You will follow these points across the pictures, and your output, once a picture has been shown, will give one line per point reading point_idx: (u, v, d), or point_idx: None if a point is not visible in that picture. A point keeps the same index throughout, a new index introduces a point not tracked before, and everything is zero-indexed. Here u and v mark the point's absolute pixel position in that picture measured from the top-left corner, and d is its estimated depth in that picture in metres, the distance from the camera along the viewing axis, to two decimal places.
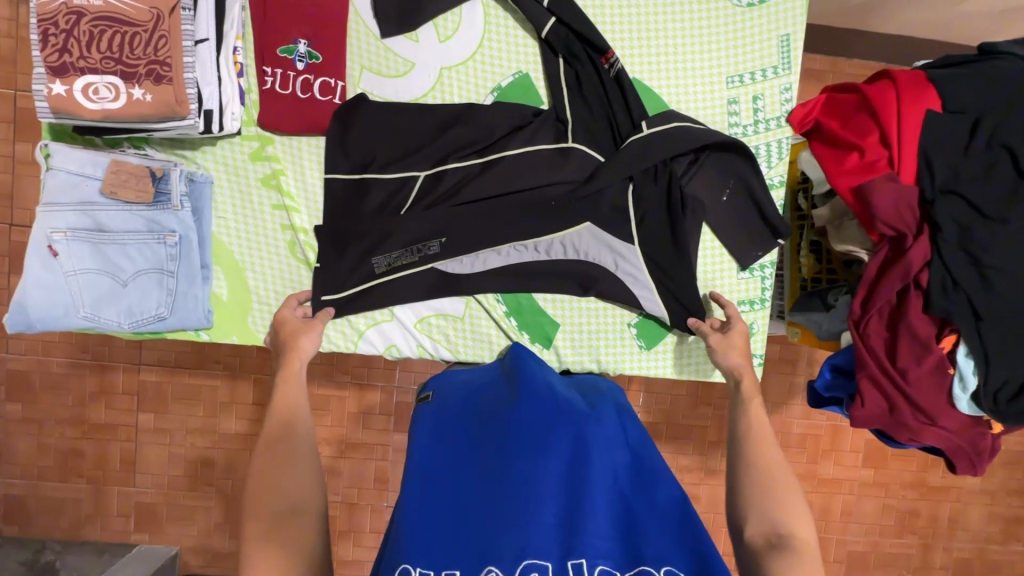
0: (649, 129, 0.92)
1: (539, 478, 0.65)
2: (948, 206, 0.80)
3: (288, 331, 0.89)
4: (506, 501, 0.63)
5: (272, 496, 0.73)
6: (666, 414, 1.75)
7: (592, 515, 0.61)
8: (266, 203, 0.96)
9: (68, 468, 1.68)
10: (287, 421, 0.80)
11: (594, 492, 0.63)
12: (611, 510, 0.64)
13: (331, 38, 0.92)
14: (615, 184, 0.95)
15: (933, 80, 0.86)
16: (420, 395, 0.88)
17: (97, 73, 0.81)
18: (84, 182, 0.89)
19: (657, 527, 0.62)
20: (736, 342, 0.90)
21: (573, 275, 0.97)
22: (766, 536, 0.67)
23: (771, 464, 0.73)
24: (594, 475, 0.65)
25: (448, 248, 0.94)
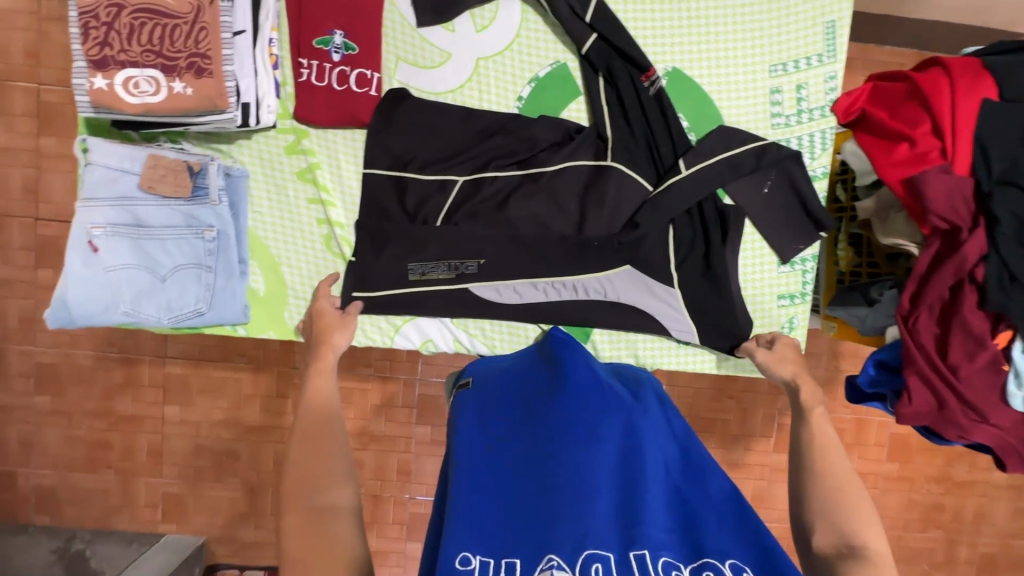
0: (685, 168, 0.91)
1: (594, 468, 0.63)
2: (1006, 197, 0.78)
3: (323, 325, 0.89)
4: (562, 489, 0.61)
5: (309, 493, 0.71)
6: (688, 407, 1.75)
7: (650, 505, 0.60)
8: (302, 197, 0.96)
9: (97, 459, 1.70)
10: (325, 413, 0.79)
11: (649, 482, 0.63)
12: (666, 501, 0.63)
13: (366, 30, 0.91)
14: (657, 231, 0.95)
15: (989, 67, 0.83)
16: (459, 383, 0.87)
17: (137, 66, 0.80)
18: (123, 177, 0.89)
19: (714, 517, 0.60)
20: (785, 354, 0.90)
21: (608, 315, 0.95)
22: (837, 547, 0.66)
23: (839, 475, 0.71)
24: (647, 465, 0.64)
25: (486, 272, 0.94)
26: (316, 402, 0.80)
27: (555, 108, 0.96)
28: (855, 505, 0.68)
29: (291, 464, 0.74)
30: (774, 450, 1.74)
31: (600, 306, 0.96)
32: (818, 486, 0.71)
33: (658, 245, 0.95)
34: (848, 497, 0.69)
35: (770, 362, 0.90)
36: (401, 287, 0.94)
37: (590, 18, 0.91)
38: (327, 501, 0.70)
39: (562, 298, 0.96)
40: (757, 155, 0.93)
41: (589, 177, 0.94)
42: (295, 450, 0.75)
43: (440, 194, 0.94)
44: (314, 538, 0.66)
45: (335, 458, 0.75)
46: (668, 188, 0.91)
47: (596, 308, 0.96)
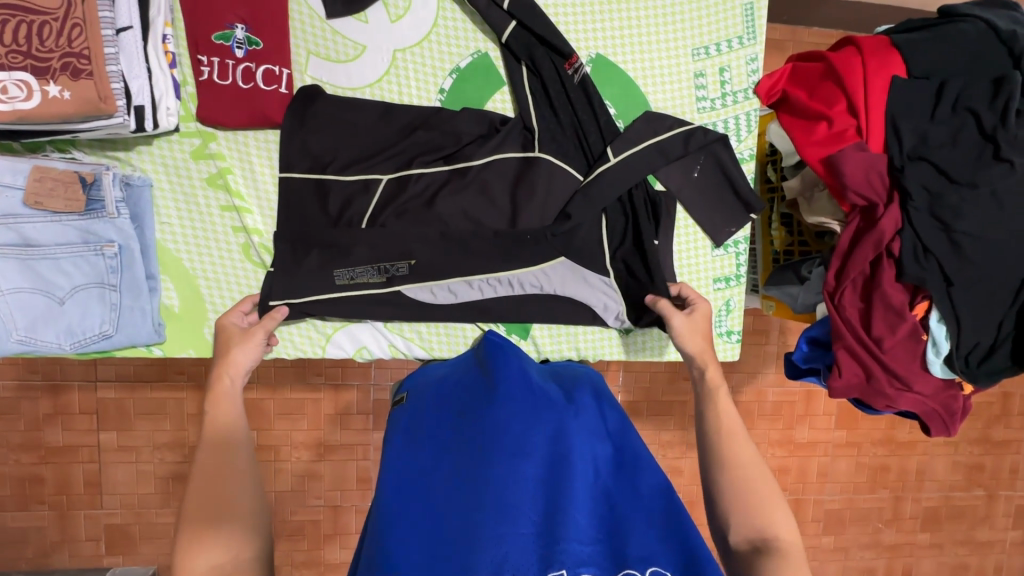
0: (615, 155, 0.90)
1: (518, 482, 0.61)
2: (916, 172, 0.80)
3: (223, 341, 0.80)
4: (483, 510, 0.59)
5: (208, 547, 0.62)
6: (646, 392, 1.78)
7: (574, 518, 0.58)
8: (214, 205, 0.89)
9: (28, 495, 1.58)
10: (229, 442, 0.71)
11: (576, 493, 0.60)
12: (593, 511, 0.60)
13: (269, 23, 0.85)
14: (589, 220, 0.92)
15: (897, 45, 0.85)
16: (396, 397, 0.84)
17: (3, 70, 0.73)
18: (4, 193, 0.80)
19: (641, 524, 0.59)
20: (699, 325, 0.86)
21: (543, 308, 0.94)
22: (751, 540, 0.66)
23: (747, 459, 0.71)
24: (575, 475, 0.62)
25: (418, 273, 0.90)
26: (220, 432, 0.71)
27: (478, 101, 0.93)
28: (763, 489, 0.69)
29: (188, 502, 0.65)
30: None
31: (537, 299, 0.94)
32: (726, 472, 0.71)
33: (593, 234, 0.93)
34: (757, 484, 0.69)
35: (687, 331, 0.85)
36: (328, 293, 0.89)
37: (508, 5, 0.88)
38: (234, 552, 0.62)
39: (499, 294, 0.93)
40: (685, 140, 0.93)
41: (517, 170, 0.91)
42: (194, 488, 0.66)
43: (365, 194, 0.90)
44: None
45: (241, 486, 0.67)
46: (599, 176, 0.90)
47: (533, 302, 0.94)
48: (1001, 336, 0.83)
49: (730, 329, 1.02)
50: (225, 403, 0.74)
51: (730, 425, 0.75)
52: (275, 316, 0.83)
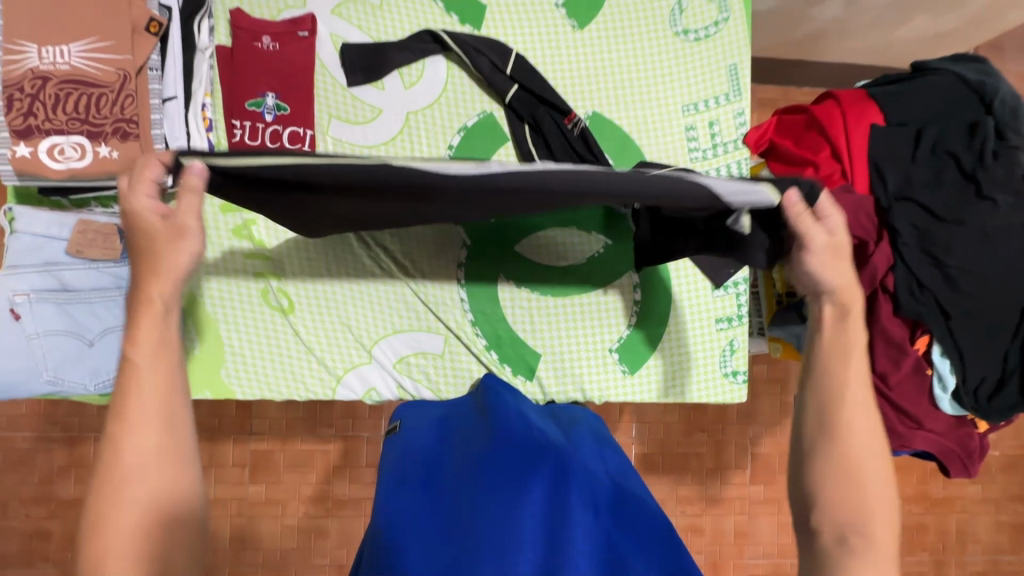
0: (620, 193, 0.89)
1: (518, 518, 0.60)
2: (903, 211, 0.83)
3: (146, 234, 0.65)
4: (483, 549, 0.58)
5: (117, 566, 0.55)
6: (662, 443, 1.75)
7: (574, 554, 0.58)
8: (238, 254, 0.95)
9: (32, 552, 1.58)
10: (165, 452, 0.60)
11: (576, 530, 0.60)
12: (592, 541, 0.61)
13: (297, 91, 0.95)
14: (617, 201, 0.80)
15: (874, 97, 0.91)
16: (390, 425, 0.88)
17: (62, 134, 0.82)
18: (50, 244, 0.87)
19: (641, 560, 0.60)
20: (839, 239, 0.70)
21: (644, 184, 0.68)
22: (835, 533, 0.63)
23: (863, 441, 0.65)
24: (575, 512, 0.62)
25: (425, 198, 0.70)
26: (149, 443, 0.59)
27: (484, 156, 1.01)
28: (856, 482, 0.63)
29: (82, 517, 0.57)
30: (750, 482, 1.77)
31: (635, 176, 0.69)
32: (802, 461, 0.66)
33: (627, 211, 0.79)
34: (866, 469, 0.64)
35: (834, 259, 0.68)
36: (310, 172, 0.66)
37: (511, 71, 0.97)
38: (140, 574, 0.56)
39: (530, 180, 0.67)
40: None
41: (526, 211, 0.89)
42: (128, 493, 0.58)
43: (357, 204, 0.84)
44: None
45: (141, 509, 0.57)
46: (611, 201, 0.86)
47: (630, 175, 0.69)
48: (1008, 368, 0.82)
49: (735, 369, 1.02)
50: (156, 399, 0.61)
51: (851, 379, 0.67)
52: (190, 188, 0.66)
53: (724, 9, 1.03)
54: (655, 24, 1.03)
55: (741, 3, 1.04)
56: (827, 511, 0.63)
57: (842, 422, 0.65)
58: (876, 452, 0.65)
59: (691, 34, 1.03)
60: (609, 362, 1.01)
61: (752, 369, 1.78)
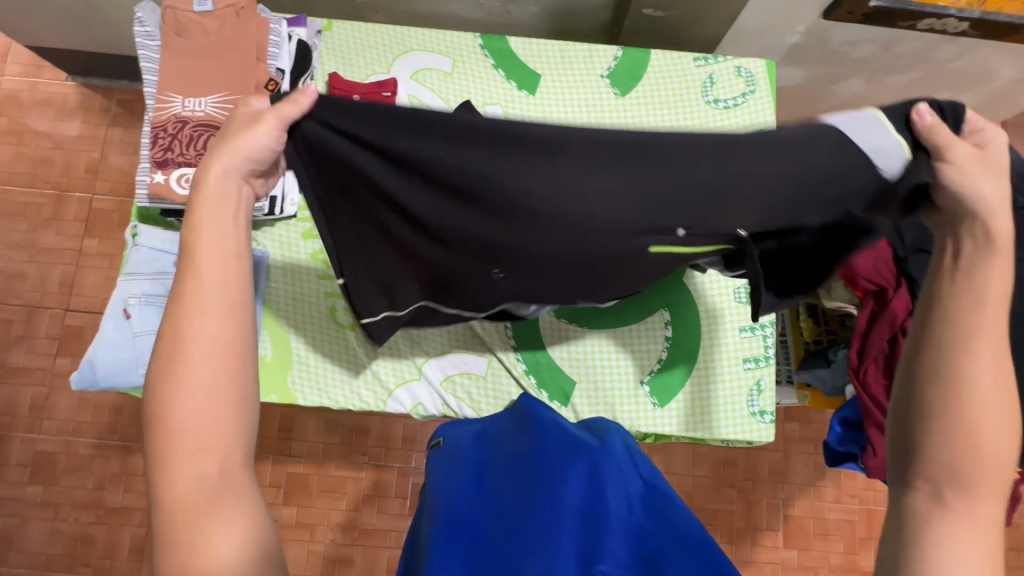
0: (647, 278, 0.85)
1: (557, 504, 0.66)
2: (920, 262, 0.90)
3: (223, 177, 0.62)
4: (525, 532, 0.64)
5: (197, 457, 0.54)
6: (689, 497, 1.73)
7: (609, 541, 0.63)
8: (313, 275, 1.09)
9: (77, 555, 1.72)
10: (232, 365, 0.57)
11: (611, 519, 0.65)
12: (632, 538, 0.65)
13: None
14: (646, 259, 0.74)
15: None
16: (431, 442, 0.94)
17: (192, 166, 0.97)
18: (161, 257, 1.03)
19: (676, 552, 0.63)
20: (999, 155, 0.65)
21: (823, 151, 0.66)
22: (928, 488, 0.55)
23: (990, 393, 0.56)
24: (609, 503, 0.67)
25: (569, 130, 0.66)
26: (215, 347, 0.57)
27: None
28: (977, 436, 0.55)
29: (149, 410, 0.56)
30: (781, 545, 1.72)
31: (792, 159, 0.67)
32: (916, 416, 0.58)
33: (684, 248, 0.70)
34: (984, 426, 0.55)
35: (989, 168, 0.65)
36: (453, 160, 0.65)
37: None
38: (222, 466, 0.55)
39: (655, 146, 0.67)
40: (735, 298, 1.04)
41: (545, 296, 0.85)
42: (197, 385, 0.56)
43: (467, 137, 0.66)
44: (190, 536, 0.53)
45: (207, 400, 0.55)
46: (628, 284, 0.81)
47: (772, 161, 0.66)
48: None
49: (763, 409, 1.06)
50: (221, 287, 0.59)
51: (985, 331, 0.57)
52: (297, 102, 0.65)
53: (751, 83, 1.18)
54: (688, 94, 1.18)
55: (766, 79, 1.18)
56: (930, 465, 0.56)
57: (970, 370, 0.56)
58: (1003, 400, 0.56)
59: (721, 103, 1.17)
60: (640, 393, 1.07)
61: (784, 427, 1.77)
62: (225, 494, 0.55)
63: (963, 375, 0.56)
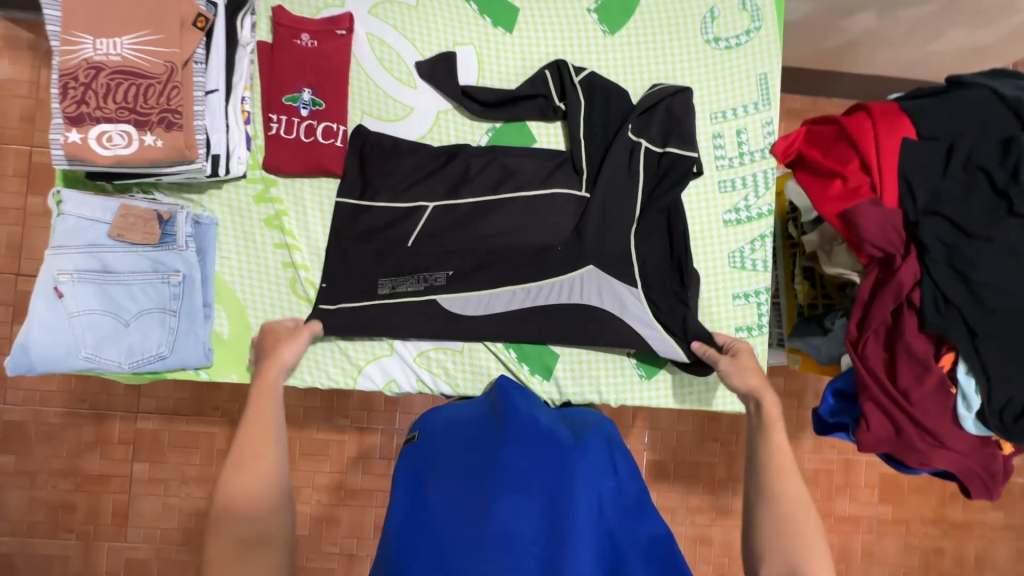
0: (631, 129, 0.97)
1: (522, 516, 0.70)
2: (932, 226, 0.82)
3: (273, 341, 0.91)
4: (488, 544, 0.68)
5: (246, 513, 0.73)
6: (673, 452, 1.74)
7: (576, 553, 0.67)
8: (268, 243, 0.99)
9: (58, 522, 1.70)
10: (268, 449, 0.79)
11: (578, 529, 0.69)
12: (595, 545, 0.70)
13: (334, 88, 0.98)
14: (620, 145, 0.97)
15: (907, 110, 0.89)
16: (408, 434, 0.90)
17: (112, 122, 0.84)
18: (94, 227, 0.91)
19: (637, 557, 0.71)
20: (748, 363, 0.91)
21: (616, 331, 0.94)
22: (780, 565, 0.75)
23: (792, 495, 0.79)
24: (576, 512, 0.70)
25: (506, 257, 0.97)
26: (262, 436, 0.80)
27: None
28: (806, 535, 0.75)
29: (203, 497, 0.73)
30: None
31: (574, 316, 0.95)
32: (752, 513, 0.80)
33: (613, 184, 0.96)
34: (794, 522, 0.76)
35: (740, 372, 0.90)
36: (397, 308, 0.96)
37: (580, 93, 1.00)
38: (257, 524, 0.73)
39: (590, 265, 0.95)
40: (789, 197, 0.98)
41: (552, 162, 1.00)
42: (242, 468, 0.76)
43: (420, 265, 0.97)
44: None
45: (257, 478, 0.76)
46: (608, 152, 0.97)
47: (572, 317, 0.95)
48: None
49: None
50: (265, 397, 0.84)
51: (777, 439, 0.84)
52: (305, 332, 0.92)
53: (756, 19, 1.04)
54: (686, 31, 1.04)
55: (774, 13, 1.04)
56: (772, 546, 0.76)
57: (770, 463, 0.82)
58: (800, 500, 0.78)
59: (722, 42, 1.04)
60: (626, 363, 1.01)
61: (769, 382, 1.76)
62: (263, 541, 0.73)
63: (772, 484, 0.80)
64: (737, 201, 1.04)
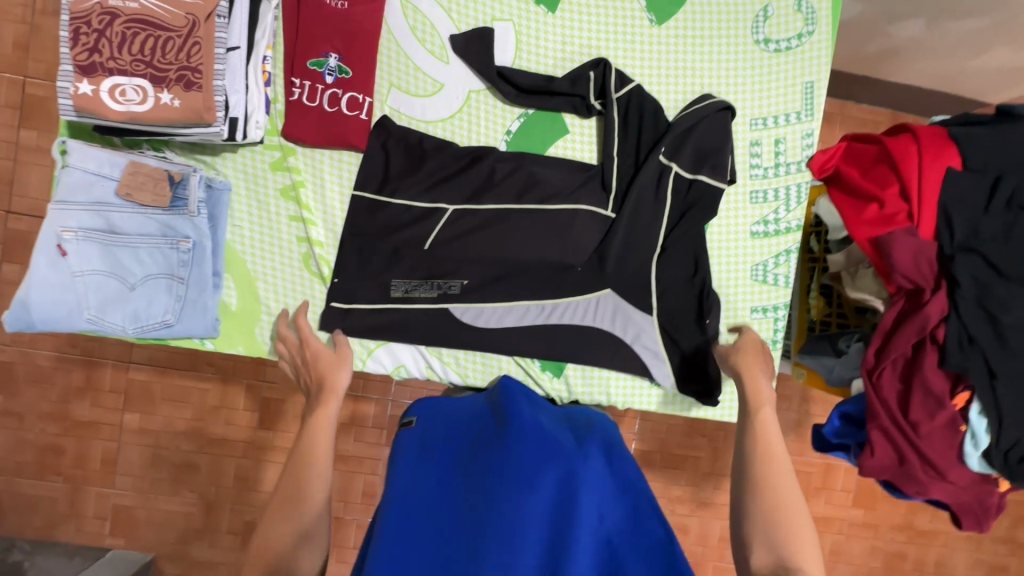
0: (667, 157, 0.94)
1: (522, 518, 0.66)
2: (967, 263, 0.80)
3: (323, 366, 0.87)
4: (486, 545, 0.65)
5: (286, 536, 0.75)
6: (661, 443, 1.78)
7: (577, 557, 0.64)
8: (283, 214, 0.95)
9: (46, 464, 1.69)
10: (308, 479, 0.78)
11: (580, 532, 0.65)
12: (595, 552, 0.66)
13: (362, 55, 0.92)
14: (653, 167, 0.94)
15: (955, 137, 0.86)
16: (403, 420, 0.86)
17: (125, 75, 0.79)
18: (100, 182, 0.86)
19: (638, 564, 0.66)
20: (748, 346, 0.92)
21: (625, 357, 0.97)
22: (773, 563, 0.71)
23: (782, 486, 0.75)
24: (580, 516, 0.66)
25: (527, 272, 0.97)
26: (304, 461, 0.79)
27: (542, 144, 0.99)
28: (796, 529, 0.72)
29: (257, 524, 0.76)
30: None
31: (587, 340, 0.97)
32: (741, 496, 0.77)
33: (642, 212, 0.96)
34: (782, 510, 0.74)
35: (738, 348, 0.92)
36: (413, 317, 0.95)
37: (619, 98, 0.96)
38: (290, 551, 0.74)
39: (609, 289, 0.97)
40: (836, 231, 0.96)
41: (580, 175, 0.98)
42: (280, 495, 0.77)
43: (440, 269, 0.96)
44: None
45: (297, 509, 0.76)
46: (639, 173, 0.95)
47: (586, 339, 0.97)
48: None
49: None
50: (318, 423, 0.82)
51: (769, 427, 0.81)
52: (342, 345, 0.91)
53: (810, 22, 0.99)
54: (736, 28, 0.99)
55: (830, 18, 0.99)
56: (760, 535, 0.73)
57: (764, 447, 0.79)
58: (791, 494, 0.75)
59: (772, 45, 0.99)
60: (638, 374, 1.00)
61: None
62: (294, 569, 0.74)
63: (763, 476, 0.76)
64: (767, 213, 1.02)
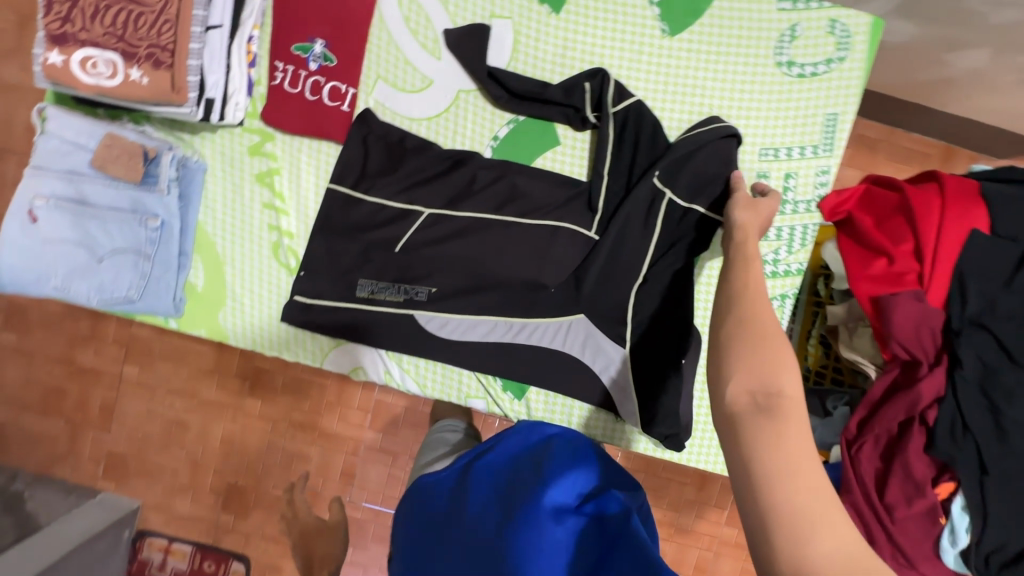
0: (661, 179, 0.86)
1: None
2: (973, 340, 0.71)
3: None
4: None
5: None
6: (647, 463, 1.72)
7: None
8: (257, 200, 0.93)
9: (51, 404, 1.77)
10: None
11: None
12: None
13: (349, 47, 0.89)
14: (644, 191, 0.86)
15: (986, 195, 0.76)
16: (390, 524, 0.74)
17: (97, 47, 0.79)
18: (78, 151, 0.87)
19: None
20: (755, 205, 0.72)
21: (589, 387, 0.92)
22: (752, 394, 0.48)
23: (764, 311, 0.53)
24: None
25: (499, 286, 0.92)
26: None
27: (529, 155, 0.93)
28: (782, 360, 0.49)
29: None
30: (725, 524, 1.70)
31: (552, 363, 0.93)
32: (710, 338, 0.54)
33: (627, 237, 0.88)
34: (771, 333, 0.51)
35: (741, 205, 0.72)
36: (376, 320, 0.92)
37: (618, 111, 0.88)
38: None
39: (581, 314, 0.91)
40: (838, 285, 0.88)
41: (564, 189, 0.92)
42: None
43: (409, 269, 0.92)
44: None
45: None
46: (630, 194, 0.87)
47: (550, 362, 0.93)
48: None
49: None
50: None
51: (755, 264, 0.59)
52: None
53: (843, 46, 0.88)
54: (756, 46, 0.90)
55: (865, 43, 0.88)
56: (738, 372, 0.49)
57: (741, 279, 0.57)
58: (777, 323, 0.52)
59: (795, 68, 0.90)
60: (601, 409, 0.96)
61: None
62: None
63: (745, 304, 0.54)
64: (767, 252, 0.94)
